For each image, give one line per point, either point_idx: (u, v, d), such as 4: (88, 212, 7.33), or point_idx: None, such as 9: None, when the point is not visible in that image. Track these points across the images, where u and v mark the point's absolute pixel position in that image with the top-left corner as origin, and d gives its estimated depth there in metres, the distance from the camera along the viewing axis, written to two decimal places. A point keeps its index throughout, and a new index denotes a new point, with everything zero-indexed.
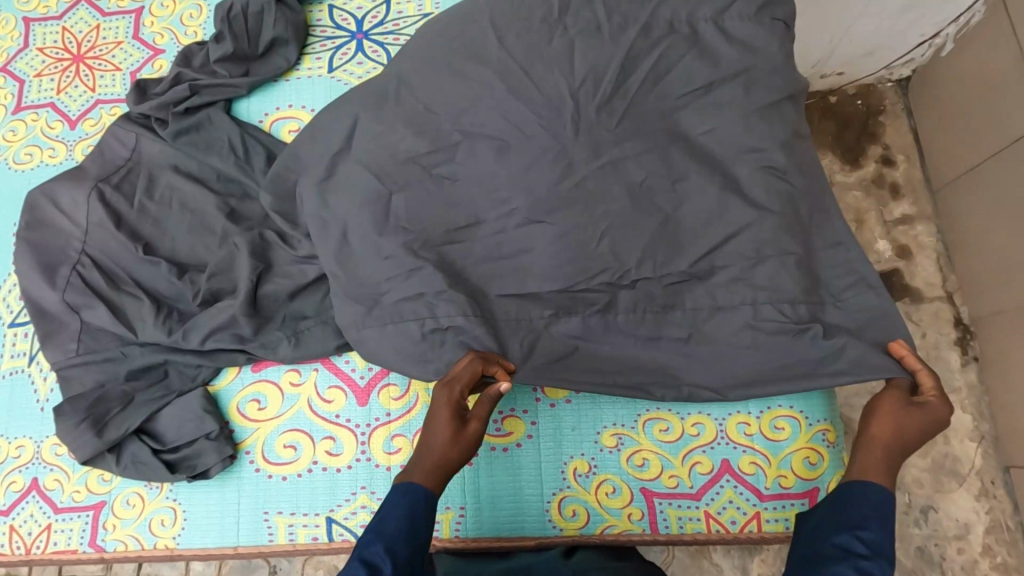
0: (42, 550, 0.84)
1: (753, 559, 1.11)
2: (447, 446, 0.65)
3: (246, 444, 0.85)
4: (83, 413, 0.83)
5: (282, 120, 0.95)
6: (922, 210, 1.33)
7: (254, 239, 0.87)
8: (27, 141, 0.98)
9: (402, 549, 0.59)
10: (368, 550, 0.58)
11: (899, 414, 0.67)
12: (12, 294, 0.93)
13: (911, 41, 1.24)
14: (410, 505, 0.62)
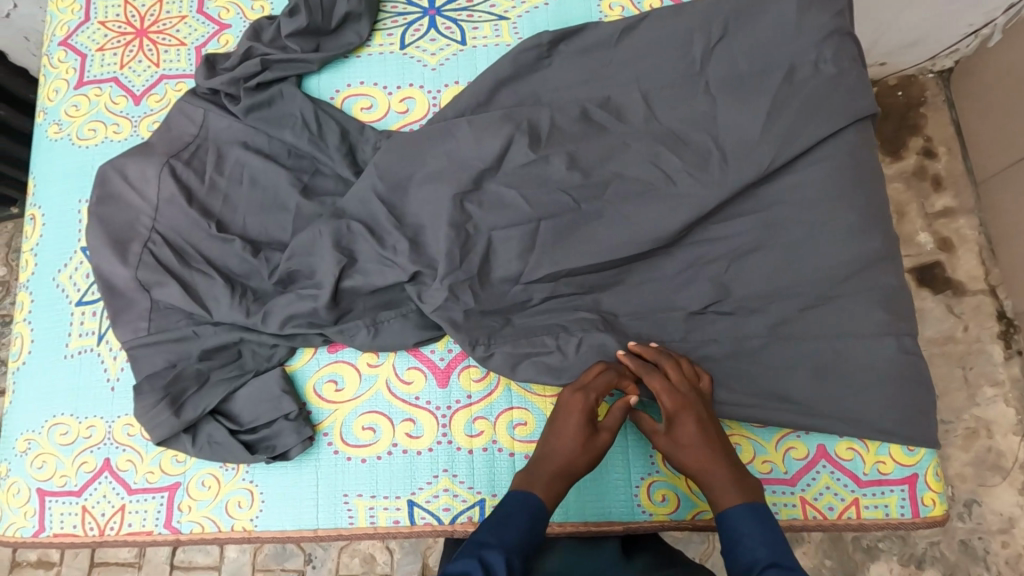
0: (116, 532, 0.83)
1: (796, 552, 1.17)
2: (576, 450, 0.71)
3: (325, 425, 0.84)
4: (160, 392, 0.81)
5: (353, 96, 0.93)
6: (964, 203, 1.31)
7: (339, 228, 0.83)
8: (90, 116, 0.96)
9: (516, 559, 0.61)
10: (488, 552, 0.61)
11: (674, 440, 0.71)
12: (77, 271, 0.91)
13: (958, 32, 1.22)
14: (528, 515, 0.66)
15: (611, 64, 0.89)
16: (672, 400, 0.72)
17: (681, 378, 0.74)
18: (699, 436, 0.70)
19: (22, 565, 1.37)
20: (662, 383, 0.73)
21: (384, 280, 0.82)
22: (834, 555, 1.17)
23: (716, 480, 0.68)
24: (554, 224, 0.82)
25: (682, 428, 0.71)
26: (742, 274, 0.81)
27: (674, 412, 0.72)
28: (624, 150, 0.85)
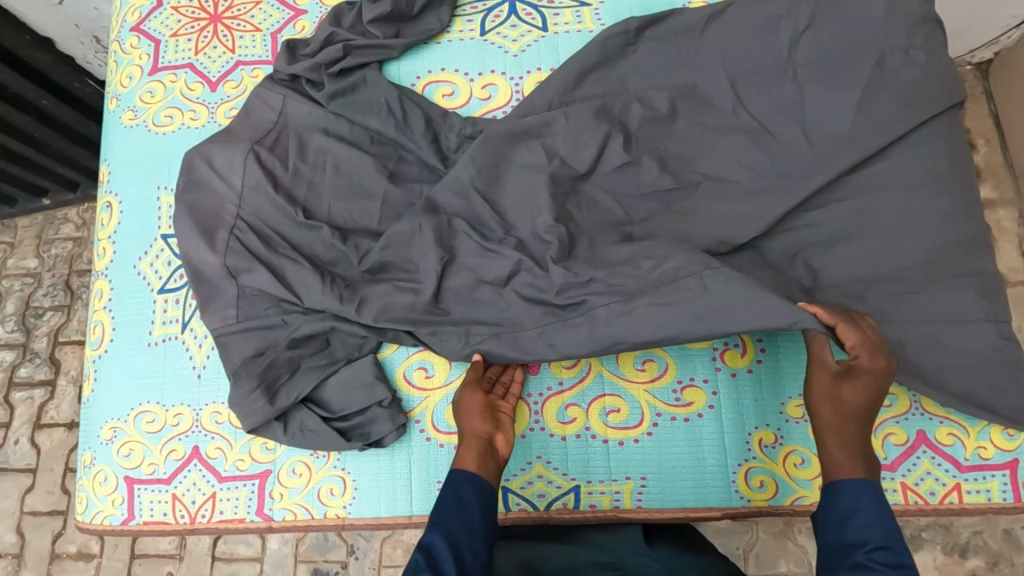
0: (208, 519, 0.83)
1: None
2: (475, 421, 0.74)
3: (417, 412, 0.84)
4: (256, 379, 0.81)
5: (435, 83, 0.92)
6: (1004, 194, 1.31)
7: (437, 221, 0.83)
8: (166, 103, 0.95)
9: (457, 535, 0.64)
10: (428, 536, 0.63)
11: (832, 397, 0.69)
12: (158, 259, 0.90)
13: (1001, 24, 1.21)
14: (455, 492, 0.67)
15: (696, 53, 0.89)
16: (867, 359, 0.70)
17: (879, 346, 0.71)
18: (858, 407, 0.68)
19: (62, 556, 1.39)
20: (861, 339, 0.70)
21: (479, 268, 0.82)
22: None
23: (848, 441, 0.68)
24: (649, 223, 0.83)
25: (853, 389, 0.69)
26: (833, 265, 0.81)
27: (861, 369, 0.69)
28: (712, 145, 0.86)
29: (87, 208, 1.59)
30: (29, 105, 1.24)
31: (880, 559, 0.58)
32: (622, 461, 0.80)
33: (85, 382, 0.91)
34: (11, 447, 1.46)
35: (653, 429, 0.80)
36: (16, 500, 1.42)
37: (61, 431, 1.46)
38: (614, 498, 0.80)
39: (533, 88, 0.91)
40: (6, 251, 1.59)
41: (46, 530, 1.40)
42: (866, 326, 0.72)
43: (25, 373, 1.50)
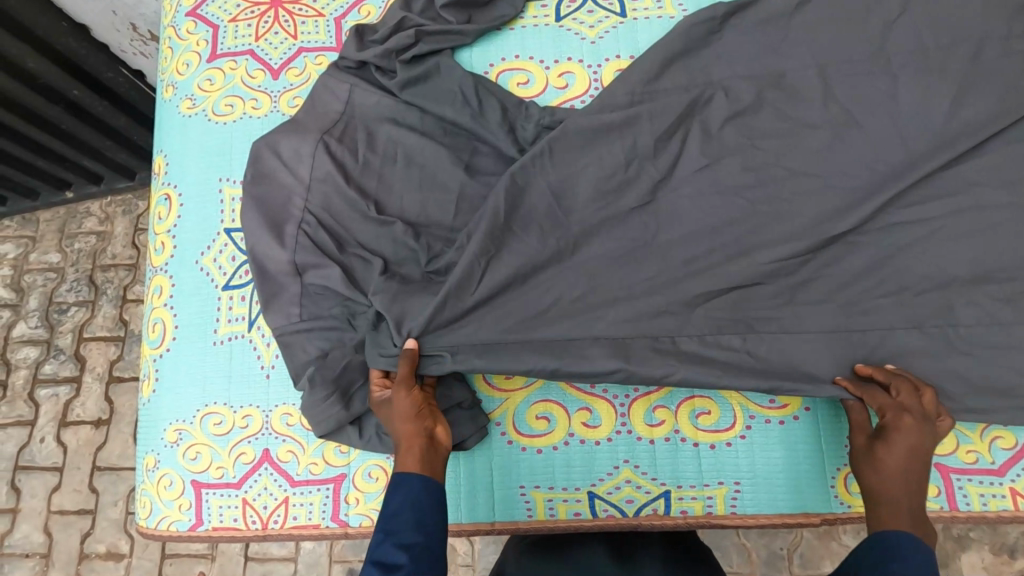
0: (281, 525, 0.80)
1: None
2: (408, 421, 0.70)
3: (497, 414, 0.80)
4: (332, 386, 0.77)
5: (508, 71, 0.89)
6: None
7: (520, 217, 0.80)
8: (226, 91, 0.91)
9: (411, 539, 0.61)
10: (379, 551, 0.60)
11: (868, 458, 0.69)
12: (222, 254, 0.87)
13: None
14: (399, 497, 0.65)
15: (783, 43, 0.85)
16: (896, 418, 0.69)
17: (918, 406, 0.70)
18: (899, 466, 0.66)
19: (91, 556, 1.35)
20: (887, 400, 0.70)
21: (565, 269, 0.81)
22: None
23: (892, 495, 0.65)
24: (737, 225, 0.81)
25: (888, 448, 0.67)
26: (930, 263, 0.78)
27: (892, 428, 0.68)
28: (802, 139, 0.83)
29: (110, 202, 1.55)
30: (59, 96, 1.18)
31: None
32: (713, 465, 0.78)
33: (145, 381, 0.87)
34: (36, 445, 1.42)
35: (746, 432, 0.78)
36: (42, 499, 1.39)
37: (88, 429, 1.42)
38: (706, 503, 0.77)
39: (613, 75, 0.88)
40: (28, 245, 1.54)
41: (74, 529, 1.37)
42: (900, 386, 0.71)
43: (50, 370, 1.46)
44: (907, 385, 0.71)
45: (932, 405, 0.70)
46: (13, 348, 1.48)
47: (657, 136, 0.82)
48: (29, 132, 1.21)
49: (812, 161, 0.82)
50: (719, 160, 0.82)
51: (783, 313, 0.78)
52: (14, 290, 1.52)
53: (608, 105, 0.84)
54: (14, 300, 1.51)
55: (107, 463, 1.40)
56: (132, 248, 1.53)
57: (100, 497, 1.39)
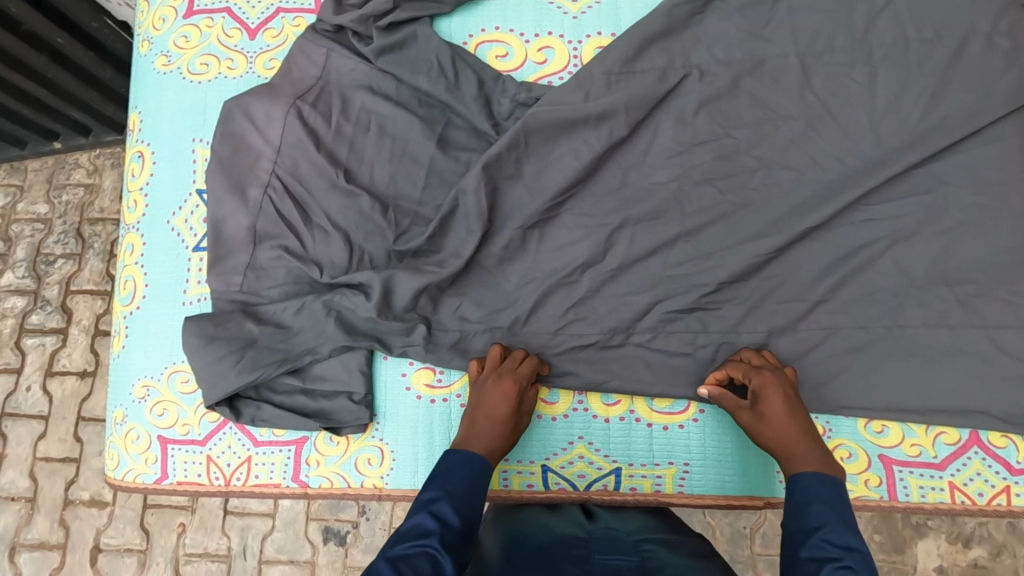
0: (243, 482, 0.82)
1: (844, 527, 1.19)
2: (498, 406, 0.74)
3: (455, 386, 0.82)
4: (279, 362, 0.80)
5: (487, 43, 0.88)
6: None
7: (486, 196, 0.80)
8: (202, 49, 0.90)
9: (464, 508, 0.65)
10: (435, 506, 0.63)
11: (766, 425, 0.70)
12: (193, 215, 0.87)
13: None
14: (472, 473, 0.68)
15: (766, 28, 0.84)
16: (760, 381, 0.73)
17: (765, 363, 0.75)
18: (783, 421, 0.70)
19: (75, 502, 1.39)
20: (744, 367, 0.74)
21: (531, 251, 0.83)
22: (883, 530, 1.18)
23: (794, 448, 0.68)
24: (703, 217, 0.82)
25: (769, 405, 0.71)
26: (893, 260, 0.79)
27: (761, 393, 0.72)
28: (775, 128, 0.82)
29: (98, 154, 1.54)
30: (42, 43, 1.16)
31: (834, 541, 0.57)
32: (666, 445, 0.80)
33: (115, 337, 0.89)
34: (22, 394, 1.45)
35: (700, 416, 0.80)
36: (28, 446, 1.42)
37: (74, 380, 1.45)
38: (655, 482, 0.79)
39: (592, 53, 0.86)
40: (16, 194, 1.54)
41: (59, 477, 1.41)
42: (749, 358, 0.76)
43: (37, 320, 1.48)
44: (749, 352, 0.77)
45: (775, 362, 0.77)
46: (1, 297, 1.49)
47: (630, 119, 0.82)
48: (7, 75, 1.18)
49: (784, 153, 0.82)
50: (691, 149, 0.83)
51: (743, 309, 0.80)
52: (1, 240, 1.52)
53: (585, 84, 0.83)
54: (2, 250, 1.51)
55: (92, 414, 1.43)
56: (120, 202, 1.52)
57: (85, 447, 1.43)
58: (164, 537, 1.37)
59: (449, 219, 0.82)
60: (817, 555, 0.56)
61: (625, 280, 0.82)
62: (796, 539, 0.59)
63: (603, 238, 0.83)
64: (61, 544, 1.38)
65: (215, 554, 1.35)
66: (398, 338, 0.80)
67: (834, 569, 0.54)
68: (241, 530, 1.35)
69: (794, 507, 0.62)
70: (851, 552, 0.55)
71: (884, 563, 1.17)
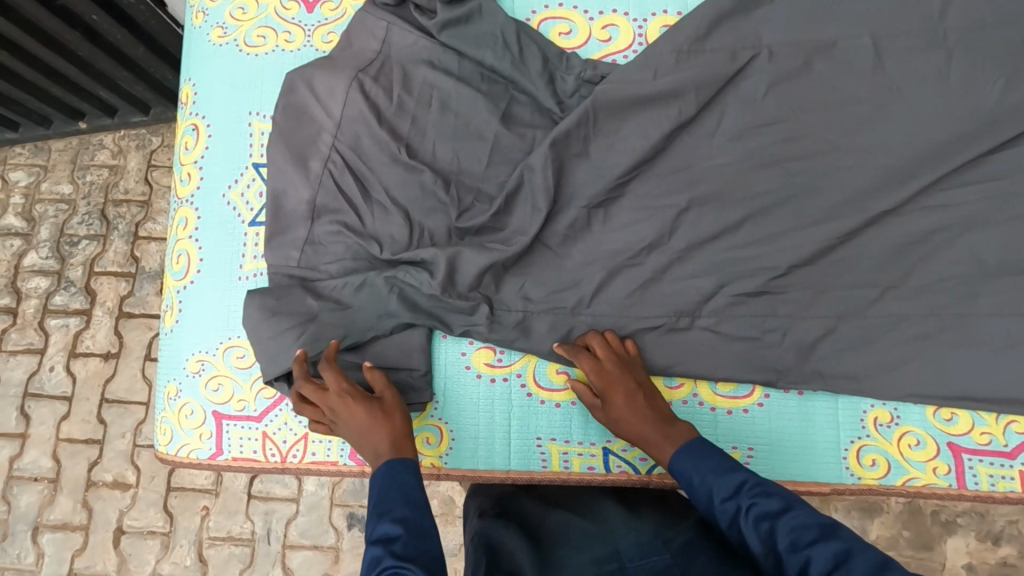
0: (299, 460, 0.82)
1: (872, 522, 1.18)
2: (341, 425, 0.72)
3: (516, 365, 0.81)
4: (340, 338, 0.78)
5: (550, 20, 0.86)
6: None
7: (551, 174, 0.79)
8: (259, 21, 0.89)
9: (402, 512, 0.63)
10: (376, 530, 0.61)
11: (629, 422, 0.73)
12: (249, 189, 0.86)
13: None
14: (387, 476, 0.67)
15: (836, 10, 0.83)
16: (601, 378, 0.75)
17: (608, 353, 0.76)
18: (639, 417, 0.73)
19: (98, 484, 1.38)
20: (591, 363, 0.76)
21: (592, 231, 0.82)
22: (911, 526, 1.18)
23: (653, 440, 0.72)
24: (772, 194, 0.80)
25: (616, 402, 0.74)
26: (962, 248, 0.77)
27: (606, 388, 0.74)
28: (843, 111, 0.81)
29: (124, 135, 1.53)
30: (76, 20, 1.15)
31: (725, 496, 0.64)
32: (730, 430, 0.79)
33: (168, 313, 0.88)
34: (46, 373, 1.44)
35: (764, 400, 0.79)
36: (52, 426, 1.41)
37: (98, 361, 1.44)
38: None
39: (658, 32, 0.85)
40: (40, 173, 1.53)
41: (81, 458, 1.40)
42: (592, 346, 0.77)
43: (60, 301, 1.46)
44: (591, 338, 0.78)
45: (617, 344, 0.78)
46: (25, 277, 1.48)
47: (697, 99, 0.81)
48: (32, 50, 1.17)
49: (853, 137, 0.80)
50: (758, 131, 0.81)
51: (812, 295, 0.79)
52: (25, 220, 1.51)
53: (652, 62, 0.81)
54: (25, 229, 1.50)
55: (115, 395, 1.42)
56: (145, 183, 1.51)
57: (109, 428, 1.42)
58: (187, 519, 1.36)
59: (513, 198, 0.81)
60: (730, 517, 0.63)
61: (688, 262, 0.81)
62: (711, 514, 0.66)
63: (669, 219, 0.80)
64: (84, 525, 1.37)
65: (238, 537, 1.34)
66: (461, 316, 0.80)
67: (747, 516, 0.61)
68: (265, 515, 1.34)
69: (686, 488, 0.69)
70: (736, 494, 0.64)
71: (913, 559, 1.16)
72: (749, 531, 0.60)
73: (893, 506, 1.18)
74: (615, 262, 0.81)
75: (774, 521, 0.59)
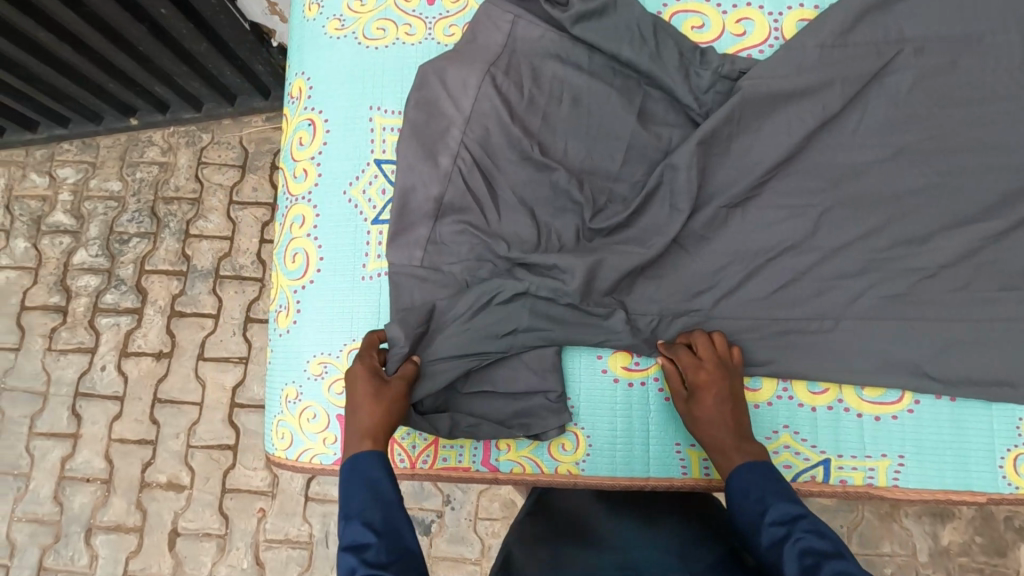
0: (429, 465, 0.80)
1: (944, 527, 1.20)
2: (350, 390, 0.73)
3: (652, 369, 0.79)
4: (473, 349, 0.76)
5: (683, 13, 0.84)
6: None
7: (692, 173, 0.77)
8: (378, 14, 0.86)
9: (376, 518, 0.64)
10: (348, 533, 0.62)
11: (704, 422, 0.72)
12: (372, 186, 0.83)
13: None
14: (355, 479, 0.67)
15: (985, 5, 0.80)
16: (696, 374, 0.73)
17: (709, 354, 0.74)
18: (719, 421, 0.72)
19: (152, 485, 1.35)
20: (688, 358, 0.74)
21: (725, 231, 0.80)
22: (984, 532, 1.19)
23: (723, 444, 0.71)
24: (919, 198, 0.78)
25: (701, 402, 0.72)
26: None
27: (697, 386, 0.73)
28: (990, 110, 0.79)
29: (172, 132, 1.49)
30: (143, 14, 1.11)
31: (778, 520, 0.63)
32: (878, 437, 0.77)
33: (282, 313, 0.86)
34: (97, 373, 1.40)
35: (914, 407, 0.77)
36: (103, 426, 1.38)
37: (150, 360, 1.40)
38: (867, 475, 0.77)
39: (795, 27, 0.83)
40: (88, 170, 1.50)
41: (134, 458, 1.37)
42: (696, 343, 0.75)
43: (111, 300, 1.43)
44: (695, 336, 0.75)
45: (723, 347, 0.75)
46: (74, 275, 1.45)
47: (841, 96, 0.78)
48: (97, 46, 1.16)
49: (999, 137, 0.78)
50: (898, 130, 0.79)
51: (958, 296, 0.76)
52: (74, 217, 1.48)
53: (795, 58, 0.79)
54: (74, 227, 1.47)
55: (168, 396, 1.39)
56: (195, 181, 1.47)
57: (161, 429, 1.38)
58: (243, 521, 1.33)
59: (649, 197, 0.79)
60: (776, 538, 0.62)
61: (829, 263, 0.78)
62: (753, 530, 0.65)
63: (809, 219, 0.79)
64: (138, 526, 1.34)
65: (296, 540, 1.31)
66: (600, 323, 0.77)
67: (791, 545, 0.60)
68: (323, 517, 1.32)
69: (738, 501, 0.68)
70: (794, 522, 0.62)
71: (986, 565, 1.18)
72: (790, 557, 0.59)
73: (965, 513, 1.19)
74: (755, 262, 0.79)
75: (819, 557, 0.57)
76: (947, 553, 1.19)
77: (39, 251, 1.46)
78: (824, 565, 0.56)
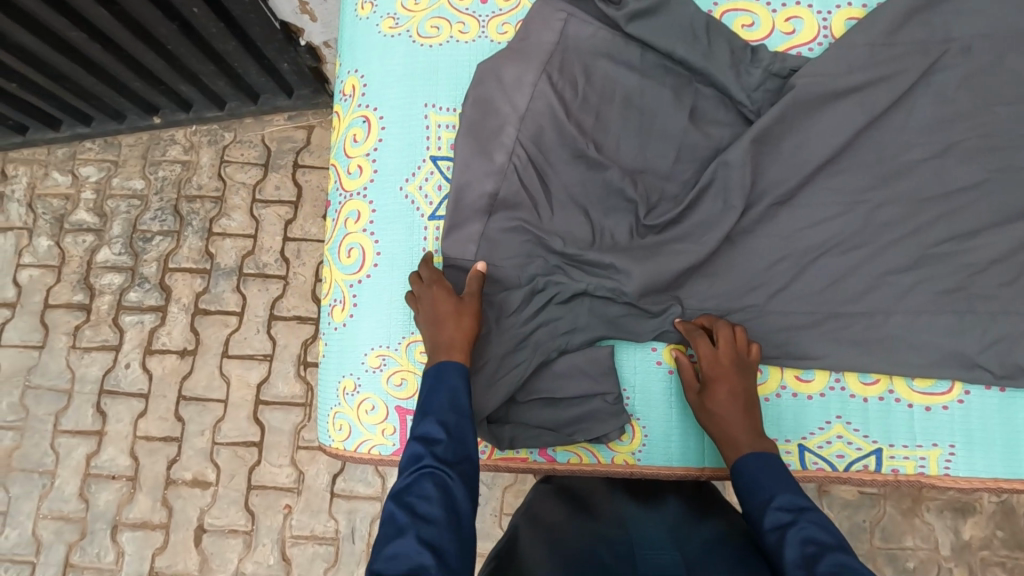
0: (487, 456, 0.83)
1: (965, 521, 1.21)
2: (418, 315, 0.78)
3: None
4: (534, 344, 0.79)
5: (733, 11, 0.86)
6: None
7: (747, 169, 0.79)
8: (432, 12, 0.88)
9: (448, 419, 0.68)
10: (419, 427, 0.68)
11: (714, 414, 0.74)
12: (427, 181, 0.85)
13: None
14: (434, 380, 0.72)
15: None
16: (711, 368, 0.74)
17: (727, 348, 0.74)
18: (729, 414, 0.73)
19: (177, 482, 1.34)
20: (705, 352, 0.75)
21: (774, 227, 0.82)
22: (1006, 527, 1.21)
23: (732, 437, 0.72)
24: (969, 193, 0.79)
25: (715, 395, 0.74)
26: None
27: (711, 379, 0.74)
28: None
29: (196, 131, 1.48)
30: (174, 12, 1.10)
31: (785, 507, 0.64)
32: (928, 427, 0.79)
33: (337, 307, 0.86)
34: (121, 370, 1.39)
35: (964, 397, 0.78)
36: (128, 424, 1.37)
37: (174, 359, 1.39)
38: (918, 463, 0.78)
39: (844, 25, 0.85)
40: (111, 169, 1.48)
41: (160, 455, 1.35)
42: (717, 333, 0.75)
43: (135, 297, 1.42)
44: (715, 328, 0.76)
45: (742, 342, 0.75)
46: (97, 273, 1.43)
47: (892, 92, 0.80)
48: (127, 46, 1.16)
49: None
50: (947, 129, 0.81)
51: (1005, 292, 0.77)
52: (96, 215, 1.46)
53: (846, 55, 0.81)
54: (97, 225, 1.45)
55: (193, 393, 1.38)
56: (218, 179, 1.46)
57: (186, 426, 1.37)
58: (270, 518, 1.32)
59: (703, 193, 0.81)
60: (779, 523, 0.63)
61: (879, 257, 0.80)
62: (756, 515, 0.66)
63: (859, 214, 0.80)
64: (164, 523, 1.33)
65: (322, 536, 1.31)
66: (655, 317, 0.80)
67: (793, 532, 0.61)
68: (349, 514, 1.31)
69: (745, 487, 0.68)
70: (800, 513, 0.63)
71: (1008, 558, 1.19)
72: (791, 543, 0.60)
73: (987, 507, 1.21)
74: (805, 256, 0.81)
75: (821, 550, 0.58)
76: (969, 547, 1.20)
77: (62, 249, 1.45)
78: (823, 557, 0.57)
